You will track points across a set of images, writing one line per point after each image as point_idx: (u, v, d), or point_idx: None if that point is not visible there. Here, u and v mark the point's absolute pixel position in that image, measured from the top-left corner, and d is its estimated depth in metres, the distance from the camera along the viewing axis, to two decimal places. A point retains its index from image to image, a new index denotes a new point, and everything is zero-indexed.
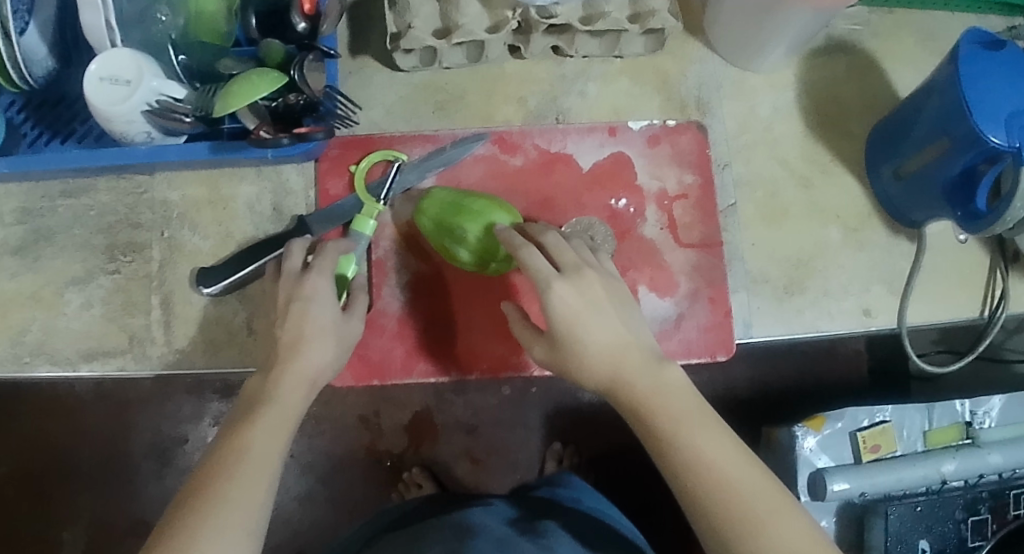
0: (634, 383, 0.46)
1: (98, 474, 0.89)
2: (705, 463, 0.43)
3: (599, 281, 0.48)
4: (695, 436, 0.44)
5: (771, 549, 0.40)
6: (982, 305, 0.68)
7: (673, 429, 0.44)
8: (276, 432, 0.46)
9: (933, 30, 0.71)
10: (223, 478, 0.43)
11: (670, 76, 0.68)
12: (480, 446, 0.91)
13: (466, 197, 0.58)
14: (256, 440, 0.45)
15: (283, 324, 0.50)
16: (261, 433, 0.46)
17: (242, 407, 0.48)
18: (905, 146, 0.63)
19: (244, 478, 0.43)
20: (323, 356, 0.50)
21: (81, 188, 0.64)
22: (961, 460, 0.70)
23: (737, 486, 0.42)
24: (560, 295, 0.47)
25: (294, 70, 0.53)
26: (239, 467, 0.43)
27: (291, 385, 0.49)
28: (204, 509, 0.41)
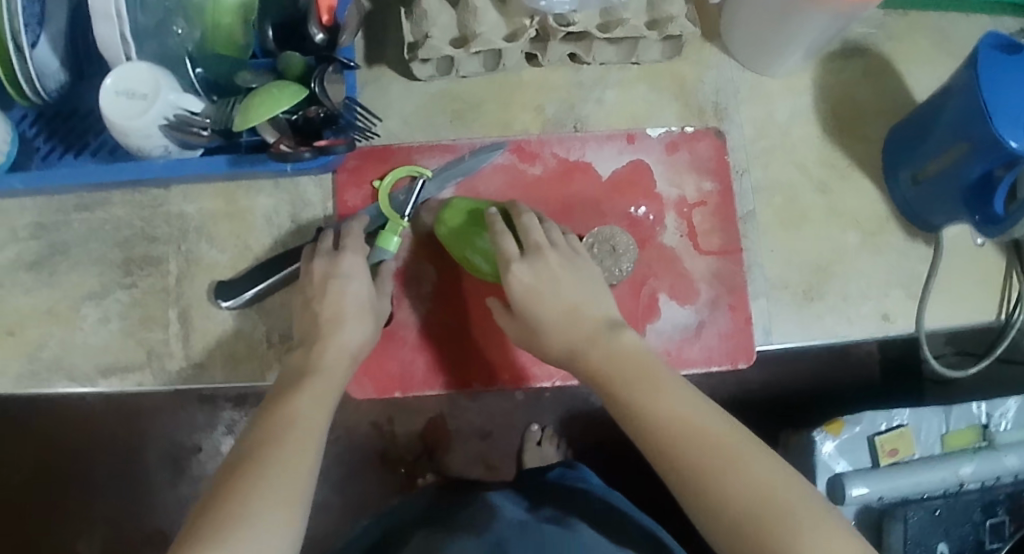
0: (589, 353, 0.50)
1: (112, 484, 0.89)
2: (667, 417, 0.45)
3: (558, 264, 0.53)
4: (659, 399, 0.46)
5: (743, 476, 0.42)
6: (999, 308, 0.68)
7: (633, 395, 0.47)
8: (321, 399, 0.48)
9: (948, 32, 0.71)
10: (273, 448, 0.44)
11: (687, 82, 0.67)
12: (494, 452, 0.91)
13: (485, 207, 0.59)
14: (301, 406, 0.47)
15: (321, 301, 0.53)
16: (304, 402, 0.48)
17: (285, 382, 0.50)
18: (922, 150, 0.63)
19: (291, 442, 0.44)
20: (361, 331, 0.53)
21: (96, 202, 0.64)
22: (979, 462, 0.70)
23: (703, 432, 0.44)
24: (518, 274, 0.52)
25: (314, 83, 0.53)
26: (284, 435, 0.45)
27: (334, 357, 0.51)
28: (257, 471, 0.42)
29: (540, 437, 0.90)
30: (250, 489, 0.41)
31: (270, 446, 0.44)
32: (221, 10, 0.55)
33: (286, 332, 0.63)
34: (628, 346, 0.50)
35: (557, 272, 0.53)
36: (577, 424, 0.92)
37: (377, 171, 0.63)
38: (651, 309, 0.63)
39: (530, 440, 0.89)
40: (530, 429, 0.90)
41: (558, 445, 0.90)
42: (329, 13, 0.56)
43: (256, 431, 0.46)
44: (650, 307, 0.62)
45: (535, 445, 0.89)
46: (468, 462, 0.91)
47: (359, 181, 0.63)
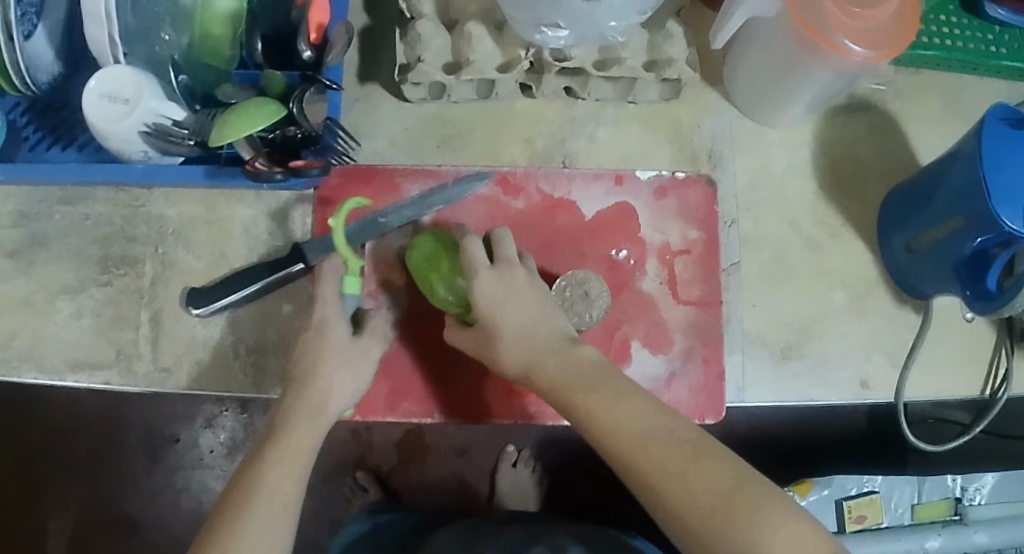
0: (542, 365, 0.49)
1: (89, 465, 0.89)
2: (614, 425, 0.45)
3: (525, 280, 0.52)
4: (604, 407, 0.45)
5: (695, 476, 0.42)
6: (984, 384, 0.66)
7: (578, 404, 0.46)
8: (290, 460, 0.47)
9: (958, 94, 0.69)
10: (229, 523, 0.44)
11: (684, 126, 0.66)
12: (468, 469, 0.91)
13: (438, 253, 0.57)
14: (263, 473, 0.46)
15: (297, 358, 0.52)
16: (272, 467, 0.46)
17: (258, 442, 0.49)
18: (918, 218, 0.61)
19: (246, 517, 0.44)
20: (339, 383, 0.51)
21: (80, 196, 0.64)
22: (946, 536, 0.69)
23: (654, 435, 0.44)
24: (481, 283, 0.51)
25: (292, 103, 0.53)
26: (252, 508, 0.45)
27: (304, 416, 0.49)
28: None
29: (515, 458, 0.89)
30: None
31: (231, 521, 0.44)
32: (211, 19, 0.55)
33: (255, 345, 0.62)
34: (569, 359, 0.49)
35: (522, 286, 0.51)
36: (553, 449, 0.91)
37: (359, 192, 0.62)
38: (622, 355, 0.62)
39: (504, 461, 0.88)
40: (506, 449, 0.89)
41: (534, 468, 0.90)
42: (317, 31, 0.56)
43: (226, 502, 0.46)
44: (621, 353, 0.61)
45: (509, 466, 0.88)
46: (438, 478, 0.91)
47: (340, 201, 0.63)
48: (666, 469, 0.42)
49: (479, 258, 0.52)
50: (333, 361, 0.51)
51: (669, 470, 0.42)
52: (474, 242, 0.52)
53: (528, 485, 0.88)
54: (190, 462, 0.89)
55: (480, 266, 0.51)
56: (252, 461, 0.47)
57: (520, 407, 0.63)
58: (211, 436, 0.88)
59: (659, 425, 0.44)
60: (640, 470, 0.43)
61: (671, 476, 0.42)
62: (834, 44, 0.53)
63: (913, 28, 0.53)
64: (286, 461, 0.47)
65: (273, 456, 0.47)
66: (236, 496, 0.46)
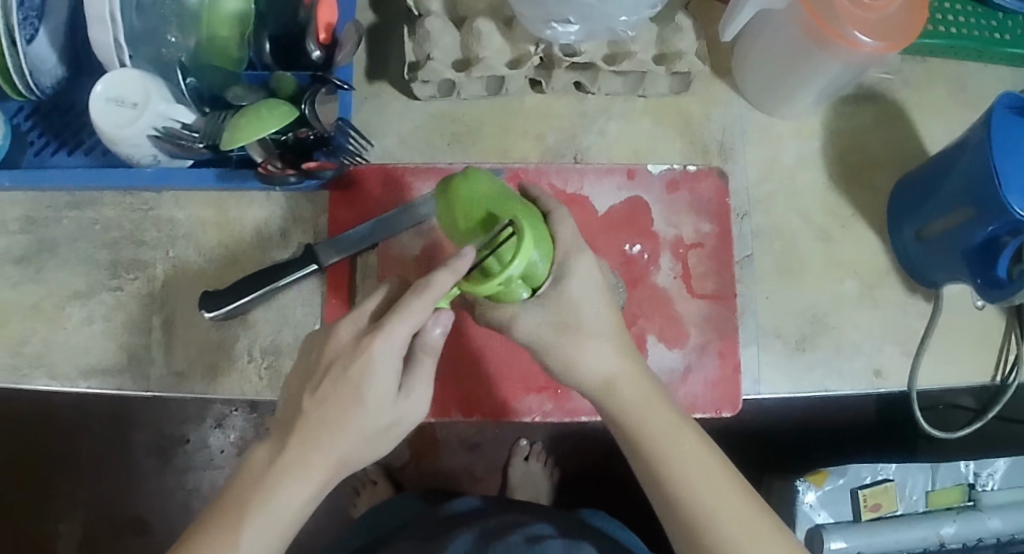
0: (609, 388, 0.47)
1: (98, 470, 0.89)
2: (668, 459, 0.45)
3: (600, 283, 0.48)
4: (666, 445, 0.46)
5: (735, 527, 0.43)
6: (996, 370, 0.66)
7: (635, 435, 0.47)
8: (275, 518, 0.43)
9: (964, 82, 0.69)
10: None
11: (694, 118, 0.66)
12: (481, 464, 0.91)
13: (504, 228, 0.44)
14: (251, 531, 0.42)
15: (319, 399, 0.44)
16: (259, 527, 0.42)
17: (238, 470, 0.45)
18: (929, 207, 0.61)
19: None
20: (358, 433, 0.44)
21: (88, 200, 0.64)
22: (961, 523, 0.70)
23: (703, 480, 0.45)
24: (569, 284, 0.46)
25: (304, 104, 0.53)
26: None
27: (303, 469, 0.44)
28: None
29: (527, 452, 0.89)
30: None
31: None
32: (218, 20, 0.55)
33: (269, 348, 0.62)
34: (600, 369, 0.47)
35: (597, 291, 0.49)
36: (566, 443, 0.91)
37: (372, 192, 0.62)
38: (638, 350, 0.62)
39: (517, 455, 0.88)
40: (518, 443, 0.89)
41: (545, 462, 0.89)
42: (326, 31, 0.56)
43: (198, 531, 0.43)
44: (637, 347, 0.62)
45: (521, 460, 0.88)
46: (449, 474, 0.90)
47: (351, 200, 0.62)
48: (724, 524, 0.43)
49: (566, 236, 0.47)
50: (363, 417, 0.44)
51: (727, 526, 0.43)
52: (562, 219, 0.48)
53: (540, 478, 0.88)
54: (200, 464, 0.88)
55: (564, 247, 0.47)
56: (239, 485, 0.44)
57: (536, 402, 0.62)
58: (220, 437, 0.88)
59: (701, 465, 0.45)
60: (683, 508, 0.44)
61: (726, 532, 0.43)
62: (838, 33, 0.53)
63: (920, 24, 0.52)
64: (272, 517, 0.43)
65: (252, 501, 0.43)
66: (213, 540, 0.42)
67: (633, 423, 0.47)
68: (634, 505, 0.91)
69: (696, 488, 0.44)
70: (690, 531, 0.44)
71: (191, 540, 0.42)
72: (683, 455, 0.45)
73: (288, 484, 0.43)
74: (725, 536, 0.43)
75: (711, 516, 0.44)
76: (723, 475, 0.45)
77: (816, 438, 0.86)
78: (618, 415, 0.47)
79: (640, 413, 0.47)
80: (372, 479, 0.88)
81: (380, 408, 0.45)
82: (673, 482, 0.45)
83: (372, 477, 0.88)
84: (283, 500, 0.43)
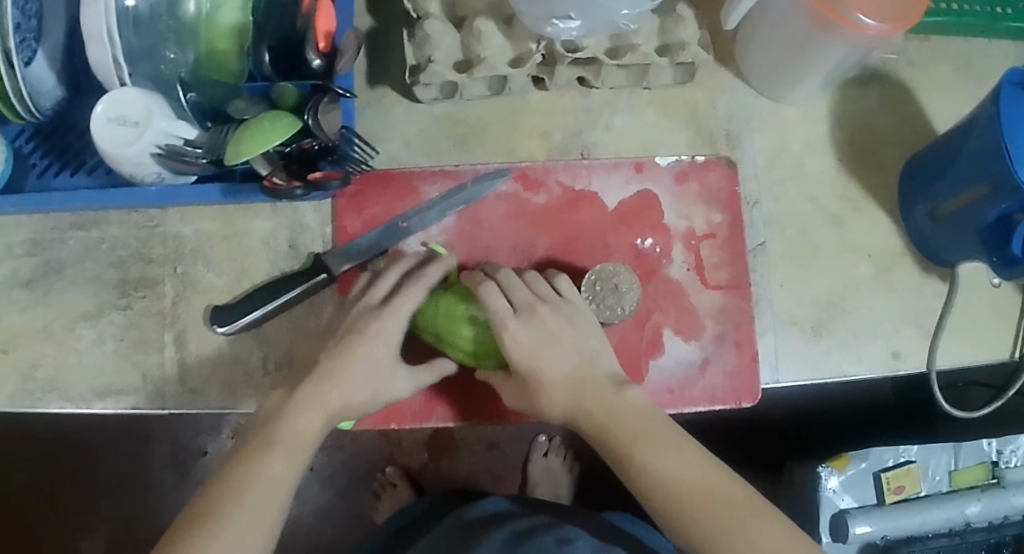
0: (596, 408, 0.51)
1: (117, 487, 0.89)
2: (654, 466, 0.48)
3: (549, 317, 0.53)
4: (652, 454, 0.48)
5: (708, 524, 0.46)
6: (1013, 346, 0.66)
7: (629, 446, 0.49)
8: (289, 456, 0.49)
9: (970, 58, 0.68)
10: (228, 502, 0.46)
11: (700, 108, 0.65)
12: (501, 462, 0.91)
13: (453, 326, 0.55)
14: (270, 464, 0.48)
15: (332, 351, 0.54)
16: (276, 460, 0.48)
17: (258, 431, 0.51)
18: (940, 186, 0.61)
19: (251, 498, 0.46)
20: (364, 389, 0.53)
21: (93, 220, 0.63)
22: (985, 501, 0.70)
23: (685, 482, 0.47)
24: (515, 337, 0.52)
25: (307, 114, 0.52)
26: (252, 489, 0.46)
27: (311, 412, 0.51)
28: (208, 527, 0.44)
29: (547, 448, 0.89)
30: (206, 530, 0.44)
31: (233, 500, 0.46)
32: (216, 34, 0.54)
33: (282, 360, 0.61)
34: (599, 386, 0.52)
35: (551, 325, 0.53)
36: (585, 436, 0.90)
37: (378, 198, 0.62)
38: (655, 345, 0.62)
39: (536, 451, 0.88)
40: (537, 440, 0.89)
41: (565, 457, 0.89)
42: (325, 39, 0.55)
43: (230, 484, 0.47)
44: (654, 343, 0.62)
45: (541, 456, 0.88)
46: (468, 473, 0.91)
47: (360, 209, 0.62)
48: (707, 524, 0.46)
49: (497, 303, 0.53)
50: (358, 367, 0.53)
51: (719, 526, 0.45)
52: (566, 282, 0.57)
53: (562, 474, 0.88)
54: None
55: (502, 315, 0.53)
56: (260, 442, 0.49)
57: None
58: None
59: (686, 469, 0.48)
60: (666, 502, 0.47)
61: (718, 530, 0.45)
62: (838, 14, 0.52)
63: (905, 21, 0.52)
64: (288, 449, 0.49)
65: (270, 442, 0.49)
66: (239, 474, 0.47)
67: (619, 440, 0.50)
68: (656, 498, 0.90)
69: (685, 492, 0.47)
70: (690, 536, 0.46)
71: (220, 483, 0.47)
72: (664, 463, 0.48)
73: (294, 423, 0.50)
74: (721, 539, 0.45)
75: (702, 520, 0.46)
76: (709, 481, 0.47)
77: (836, 420, 0.86)
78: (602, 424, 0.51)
79: (626, 425, 0.50)
80: (392, 482, 0.88)
81: (382, 357, 0.54)
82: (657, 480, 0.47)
83: (392, 480, 0.88)
84: (299, 431, 0.50)
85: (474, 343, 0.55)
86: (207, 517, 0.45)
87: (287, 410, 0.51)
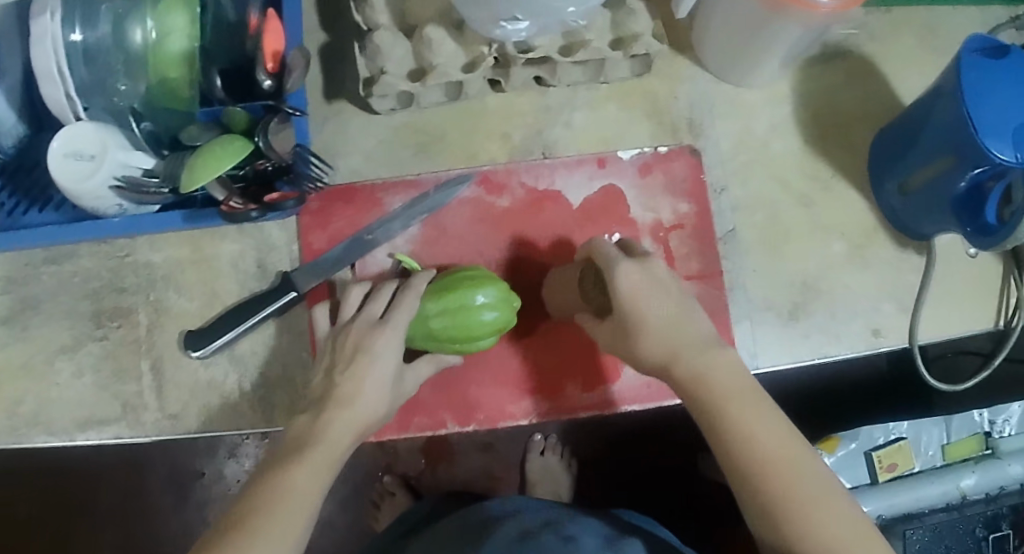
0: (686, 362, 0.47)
1: (118, 515, 0.87)
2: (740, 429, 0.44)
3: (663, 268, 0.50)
4: (733, 413, 0.45)
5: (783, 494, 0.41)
6: (997, 316, 0.66)
7: (719, 402, 0.45)
8: (319, 472, 0.47)
9: (933, 28, 0.67)
10: (261, 515, 0.43)
11: (660, 99, 0.65)
12: (498, 463, 0.87)
13: (449, 319, 0.55)
14: (300, 479, 0.46)
15: (345, 374, 0.52)
16: (304, 476, 0.46)
17: (285, 450, 0.49)
18: (908, 161, 0.60)
19: (284, 513, 0.43)
20: (377, 407, 0.52)
21: (64, 253, 0.63)
22: (980, 473, 0.69)
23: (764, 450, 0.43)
24: (625, 273, 0.49)
25: (258, 136, 0.53)
26: (287, 504, 0.44)
27: (342, 428, 0.50)
28: (250, 531, 0.42)
29: (542, 446, 0.85)
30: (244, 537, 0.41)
31: (264, 515, 0.43)
32: (166, 63, 0.54)
33: (259, 380, 0.62)
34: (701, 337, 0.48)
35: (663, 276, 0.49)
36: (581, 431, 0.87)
37: (342, 212, 0.62)
38: None
39: (532, 449, 0.84)
40: (533, 438, 0.85)
41: (562, 454, 0.86)
42: (273, 59, 0.56)
43: (254, 500, 0.44)
44: None
45: (538, 454, 0.84)
46: (465, 477, 0.87)
47: (325, 225, 0.62)
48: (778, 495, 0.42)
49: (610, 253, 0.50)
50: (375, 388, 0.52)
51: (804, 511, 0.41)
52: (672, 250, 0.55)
53: (559, 472, 0.85)
54: (218, 495, 0.87)
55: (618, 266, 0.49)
56: (281, 464, 0.47)
57: (532, 405, 0.62)
58: (235, 467, 0.86)
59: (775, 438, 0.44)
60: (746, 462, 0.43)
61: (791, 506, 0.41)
62: None
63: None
64: (316, 463, 0.47)
65: (293, 461, 0.47)
66: (266, 488, 0.45)
67: (712, 400, 0.45)
68: (660, 491, 0.87)
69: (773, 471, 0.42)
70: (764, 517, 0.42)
71: (253, 497, 0.44)
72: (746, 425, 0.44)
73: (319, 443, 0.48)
74: (795, 531, 0.40)
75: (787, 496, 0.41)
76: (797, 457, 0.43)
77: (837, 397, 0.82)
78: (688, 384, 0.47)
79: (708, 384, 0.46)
80: (390, 491, 0.85)
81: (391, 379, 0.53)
82: (737, 441, 0.44)
83: (390, 489, 0.85)
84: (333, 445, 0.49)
85: (464, 333, 0.56)
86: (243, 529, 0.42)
87: (318, 424, 0.50)
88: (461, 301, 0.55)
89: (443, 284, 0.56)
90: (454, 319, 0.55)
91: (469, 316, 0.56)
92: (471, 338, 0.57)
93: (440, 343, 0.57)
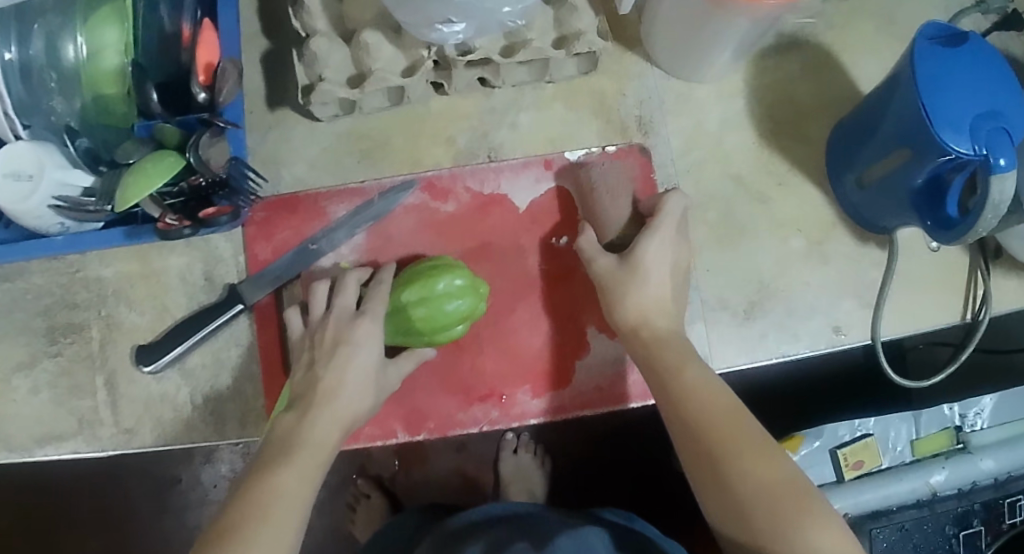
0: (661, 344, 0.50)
1: (91, 526, 0.80)
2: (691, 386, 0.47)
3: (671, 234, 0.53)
4: (686, 372, 0.48)
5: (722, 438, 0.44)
6: (965, 308, 0.64)
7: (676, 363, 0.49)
8: (307, 474, 0.46)
9: (893, 14, 0.65)
10: (250, 522, 0.42)
11: (609, 97, 0.64)
12: (470, 462, 0.82)
13: (423, 309, 0.55)
14: (287, 480, 0.45)
15: (327, 366, 0.51)
16: (290, 477, 0.45)
17: (273, 451, 0.47)
18: (861, 154, 0.58)
19: (278, 517, 0.42)
20: (362, 402, 0.52)
21: (16, 270, 0.63)
22: (951, 469, 0.68)
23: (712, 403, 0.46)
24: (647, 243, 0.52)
25: (189, 153, 0.52)
26: (273, 513, 0.43)
27: (327, 426, 0.49)
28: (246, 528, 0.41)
29: (515, 444, 0.79)
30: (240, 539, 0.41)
31: (252, 521, 0.42)
32: (101, 79, 0.54)
33: (209, 393, 0.62)
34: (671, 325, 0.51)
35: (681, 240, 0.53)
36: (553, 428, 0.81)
37: (287, 222, 0.62)
38: (579, 344, 0.62)
39: (505, 448, 0.79)
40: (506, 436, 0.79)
41: (535, 452, 0.80)
42: (206, 72, 0.55)
43: (235, 509, 0.43)
44: (577, 340, 0.62)
45: (511, 453, 0.79)
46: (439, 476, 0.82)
47: (271, 236, 0.62)
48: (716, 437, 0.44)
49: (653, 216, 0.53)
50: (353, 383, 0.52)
51: (800, 506, 0.41)
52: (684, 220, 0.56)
53: (531, 469, 0.80)
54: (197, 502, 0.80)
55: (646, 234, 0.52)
56: (262, 469, 0.46)
57: (481, 413, 0.61)
58: (213, 473, 0.79)
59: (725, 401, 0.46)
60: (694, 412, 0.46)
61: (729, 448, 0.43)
62: None
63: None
64: (304, 463, 0.46)
65: (275, 465, 0.46)
66: (252, 492, 0.44)
67: (674, 359, 0.49)
68: (639, 486, 0.83)
69: (750, 470, 0.42)
70: (703, 468, 0.44)
71: (240, 503, 0.43)
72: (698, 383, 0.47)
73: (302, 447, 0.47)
74: (731, 470, 0.43)
75: (753, 478, 0.42)
76: (765, 442, 0.44)
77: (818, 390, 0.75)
78: (667, 393, 0.48)
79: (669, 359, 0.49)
80: (365, 493, 0.82)
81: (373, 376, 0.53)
82: (688, 394, 0.47)
83: (365, 491, 0.82)
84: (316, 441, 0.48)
85: (430, 325, 0.56)
86: (229, 533, 0.41)
87: (303, 425, 0.49)
88: (433, 290, 0.55)
89: (416, 275, 0.56)
90: (428, 309, 0.55)
91: (441, 306, 0.55)
92: (445, 328, 0.56)
93: (414, 335, 0.57)
